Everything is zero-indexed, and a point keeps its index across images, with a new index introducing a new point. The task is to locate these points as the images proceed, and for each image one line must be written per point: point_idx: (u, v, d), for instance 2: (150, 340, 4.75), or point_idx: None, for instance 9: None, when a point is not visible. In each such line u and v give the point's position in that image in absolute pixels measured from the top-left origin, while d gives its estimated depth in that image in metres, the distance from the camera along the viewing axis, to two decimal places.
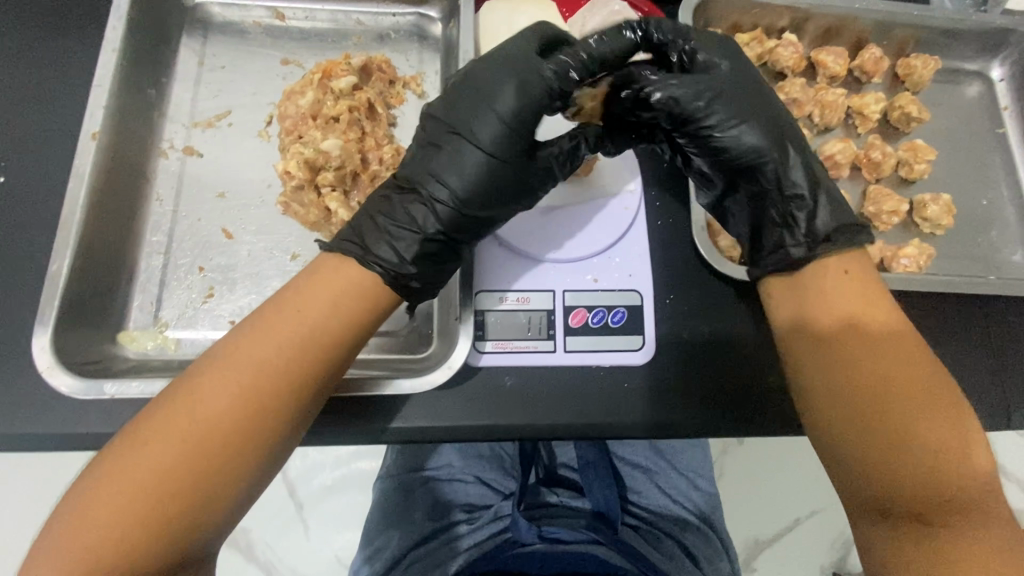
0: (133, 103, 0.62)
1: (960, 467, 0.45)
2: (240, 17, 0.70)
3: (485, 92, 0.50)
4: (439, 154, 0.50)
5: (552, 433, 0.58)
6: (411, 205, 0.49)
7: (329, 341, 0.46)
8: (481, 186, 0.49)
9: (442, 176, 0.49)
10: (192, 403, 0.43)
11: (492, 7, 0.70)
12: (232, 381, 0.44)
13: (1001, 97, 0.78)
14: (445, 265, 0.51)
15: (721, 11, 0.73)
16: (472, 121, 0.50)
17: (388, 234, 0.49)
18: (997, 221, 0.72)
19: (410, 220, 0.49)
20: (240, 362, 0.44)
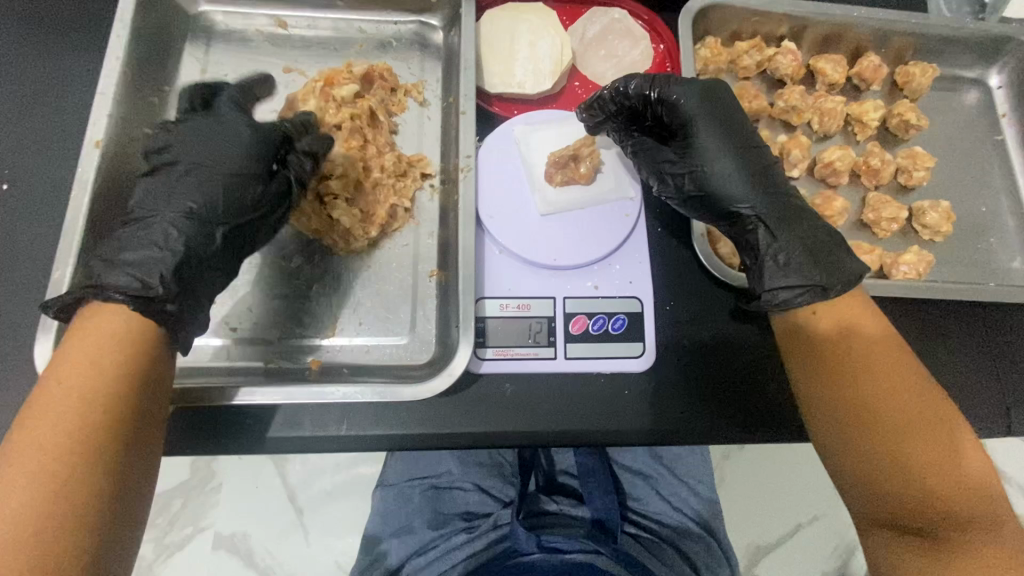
0: (136, 110, 0.63)
1: (960, 476, 0.46)
2: (243, 25, 0.71)
3: (206, 119, 0.55)
4: (169, 177, 0.51)
5: (553, 440, 0.58)
6: (150, 229, 0.49)
7: (105, 373, 0.43)
8: (219, 199, 0.51)
9: (175, 196, 0.50)
10: (75, 428, 0.40)
11: (494, 16, 0.70)
12: (71, 421, 0.40)
13: (1000, 104, 0.79)
14: (199, 285, 0.50)
15: (720, 19, 0.73)
16: (194, 142, 0.53)
17: (128, 260, 0.47)
18: (996, 228, 0.73)
19: (152, 242, 0.48)
20: (51, 407, 0.41)
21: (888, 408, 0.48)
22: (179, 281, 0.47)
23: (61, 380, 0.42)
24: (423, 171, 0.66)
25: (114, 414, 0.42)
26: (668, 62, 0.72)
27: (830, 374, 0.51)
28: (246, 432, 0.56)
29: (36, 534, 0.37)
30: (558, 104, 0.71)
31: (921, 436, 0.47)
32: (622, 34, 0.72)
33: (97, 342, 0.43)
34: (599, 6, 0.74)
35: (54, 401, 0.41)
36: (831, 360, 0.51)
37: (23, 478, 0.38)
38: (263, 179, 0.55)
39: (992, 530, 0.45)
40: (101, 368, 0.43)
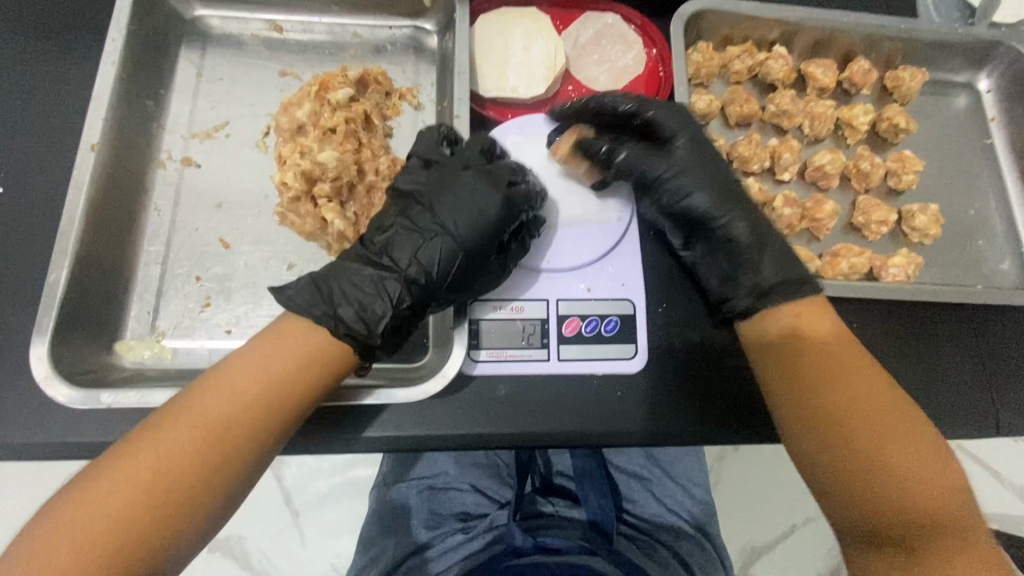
0: (132, 114, 0.63)
1: (930, 481, 0.46)
2: (239, 29, 0.71)
3: (474, 192, 0.53)
4: (419, 239, 0.52)
5: (547, 441, 0.59)
6: (387, 279, 0.51)
7: (285, 379, 0.47)
8: (453, 271, 0.52)
9: (417, 257, 0.51)
10: (226, 418, 0.45)
11: (488, 20, 0.71)
12: (237, 408, 0.45)
13: (988, 108, 0.80)
14: (405, 332, 0.53)
15: (712, 24, 0.74)
16: (453, 215, 0.53)
17: (356, 298, 0.50)
18: (985, 231, 0.74)
19: (384, 293, 0.50)
20: (231, 388, 0.46)
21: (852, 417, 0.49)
22: (387, 334, 0.51)
23: (246, 367, 0.47)
24: None
25: (268, 417, 0.46)
26: (660, 66, 0.73)
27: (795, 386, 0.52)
28: None
29: (160, 495, 0.42)
30: (551, 107, 0.71)
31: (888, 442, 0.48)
32: (615, 39, 0.73)
33: (285, 347, 0.48)
34: (591, 11, 0.74)
35: (232, 381, 0.46)
36: (792, 370, 0.52)
37: (175, 441, 0.44)
38: (497, 254, 0.55)
39: (956, 530, 0.45)
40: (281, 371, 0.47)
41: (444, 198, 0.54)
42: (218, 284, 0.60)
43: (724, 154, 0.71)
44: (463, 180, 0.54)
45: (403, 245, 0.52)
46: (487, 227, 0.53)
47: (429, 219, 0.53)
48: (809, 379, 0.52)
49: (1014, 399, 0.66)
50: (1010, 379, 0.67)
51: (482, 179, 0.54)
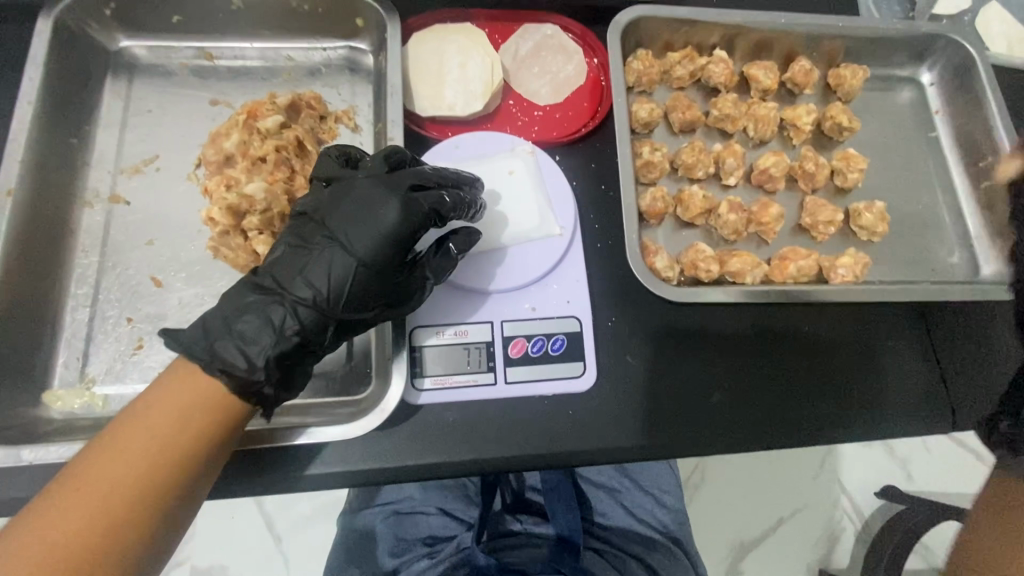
0: (54, 154, 0.61)
1: None
2: (167, 59, 0.69)
3: (363, 204, 0.52)
4: (310, 259, 0.50)
5: (497, 466, 0.57)
6: (271, 306, 0.48)
7: (192, 427, 0.45)
8: (349, 292, 0.50)
9: (308, 279, 0.49)
10: (129, 461, 0.42)
11: (421, 38, 0.69)
12: (139, 468, 0.42)
13: (932, 101, 0.80)
14: (303, 366, 0.50)
15: (652, 31, 0.74)
16: (346, 230, 0.51)
17: (240, 331, 0.47)
18: (933, 225, 0.74)
19: (268, 321, 0.48)
20: (125, 453, 0.42)
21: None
22: (279, 366, 0.48)
23: (143, 427, 0.43)
24: None
25: (175, 473, 0.44)
26: (602, 76, 0.72)
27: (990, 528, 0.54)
28: None
29: (73, 557, 0.39)
30: (492, 124, 0.70)
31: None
32: (555, 50, 0.72)
33: (182, 393, 0.45)
34: (528, 23, 0.73)
35: (125, 437, 0.43)
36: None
37: (70, 519, 0.40)
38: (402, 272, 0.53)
39: None
40: (186, 422, 0.44)
41: (338, 220, 0.51)
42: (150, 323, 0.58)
43: (669, 161, 0.71)
44: (357, 193, 0.52)
45: (287, 273, 0.50)
46: (377, 241, 0.51)
47: (316, 242, 0.51)
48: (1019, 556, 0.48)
49: (969, 391, 0.66)
50: (965, 373, 0.67)
51: (378, 193, 0.52)
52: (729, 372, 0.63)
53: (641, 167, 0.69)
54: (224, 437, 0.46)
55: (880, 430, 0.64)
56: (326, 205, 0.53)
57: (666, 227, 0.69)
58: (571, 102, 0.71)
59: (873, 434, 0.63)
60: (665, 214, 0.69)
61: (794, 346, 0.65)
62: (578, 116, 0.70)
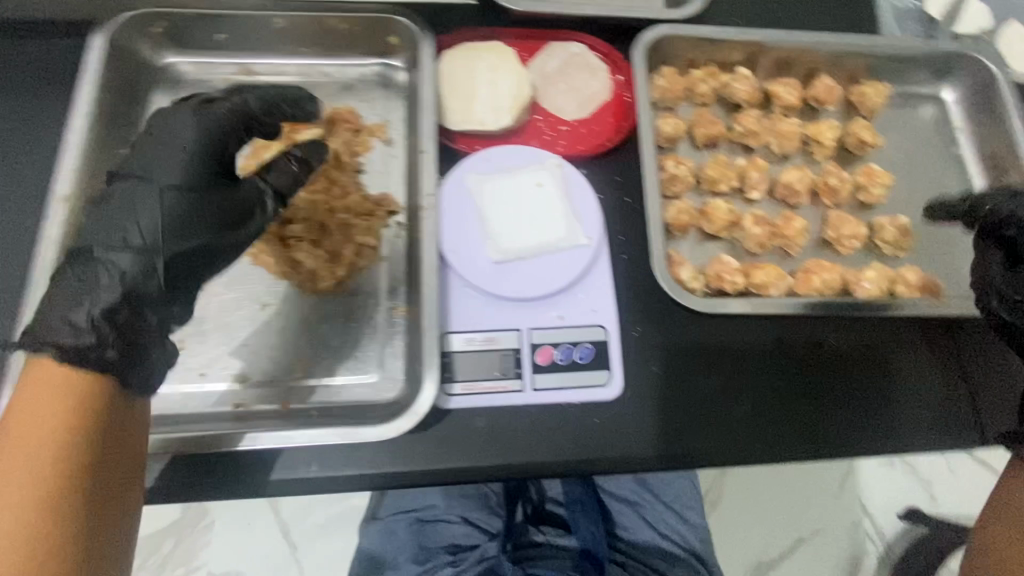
0: (104, 163, 0.64)
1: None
2: (210, 74, 0.73)
3: (162, 150, 0.51)
4: (129, 207, 0.48)
5: (524, 471, 0.58)
6: (99, 259, 0.46)
7: (62, 438, 0.41)
8: (168, 225, 0.49)
9: (134, 222, 0.47)
10: (2, 483, 0.39)
11: (453, 55, 0.72)
12: (15, 489, 0.39)
13: (956, 117, 0.81)
14: (147, 319, 0.47)
15: (676, 49, 0.76)
16: (156, 168, 0.50)
17: (80, 287, 0.45)
18: (959, 239, 0.74)
19: (109, 272, 0.46)
20: (3, 488, 0.39)
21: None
22: (116, 318, 0.45)
23: (6, 451, 0.40)
24: (389, 210, 0.67)
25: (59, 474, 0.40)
26: (626, 92, 0.74)
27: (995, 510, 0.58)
28: (209, 478, 0.55)
29: None
30: (520, 138, 0.72)
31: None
32: (580, 67, 0.74)
33: (38, 406, 0.41)
34: (555, 40, 0.75)
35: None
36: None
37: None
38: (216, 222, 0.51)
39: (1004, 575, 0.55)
40: (54, 434, 0.41)
41: (146, 164, 0.51)
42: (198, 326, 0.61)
43: (693, 175, 0.72)
44: (167, 136, 0.51)
45: (101, 226, 0.48)
46: (174, 186, 0.50)
47: (119, 194, 0.49)
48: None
49: (998, 407, 0.65)
50: (994, 387, 0.66)
51: (184, 126, 0.52)
52: (753, 383, 0.63)
53: (666, 180, 0.71)
54: (95, 418, 0.43)
55: (907, 443, 0.63)
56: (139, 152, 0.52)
57: (691, 239, 0.70)
58: (597, 117, 0.73)
59: (900, 448, 0.63)
60: (690, 227, 0.70)
61: (819, 357, 0.65)
62: (603, 131, 0.72)
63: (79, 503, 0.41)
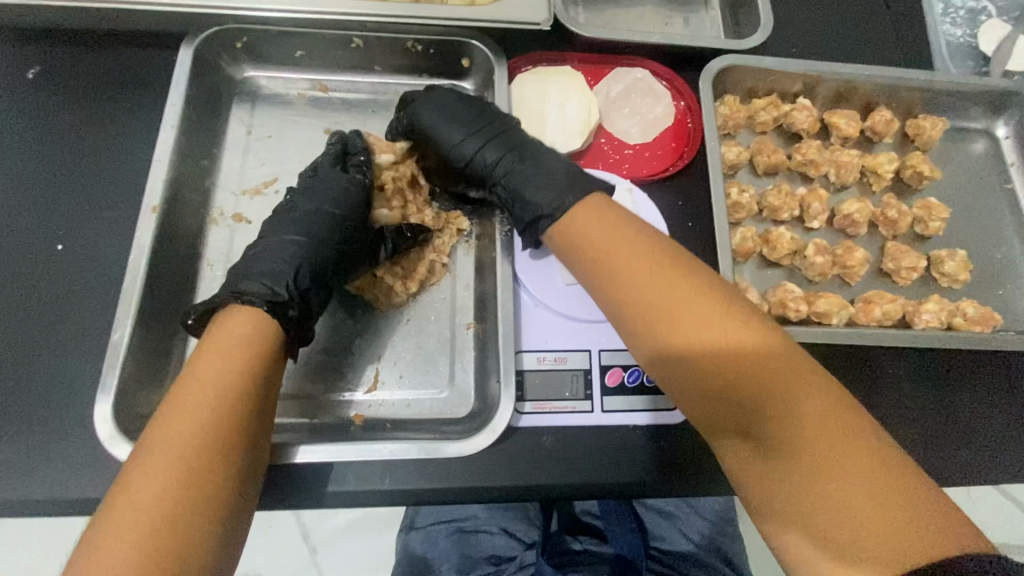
0: (188, 173, 0.66)
1: (835, 471, 0.40)
2: (285, 88, 0.75)
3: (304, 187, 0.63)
4: (308, 218, 0.60)
5: (591, 491, 0.59)
6: (287, 254, 0.56)
7: (243, 364, 0.46)
8: (327, 233, 0.59)
9: (301, 232, 0.59)
10: (194, 402, 0.43)
11: (524, 78, 0.74)
12: (214, 409, 0.43)
13: (1007, 153, 0.82)
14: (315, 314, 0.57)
15: (739, 78, 0.77)
16: (339, 186, 0.62)
17: (262, 275, 0.54)
18: (1011, 274, 0.75)
19: (290, 267, 0.55)
20: (184, 410, 0.43)
21: (646, 305, 0.47)
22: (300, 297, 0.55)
23: (199, 380, 0.44)
24: (459, 227, 0.68)
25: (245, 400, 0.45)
26: (688, 119, 0.75)
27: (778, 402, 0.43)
28: (288, 486, 0.56)
29: (184, 493, 0.40)
30: (586, 160, 0.73)
31: (700, 317, 0.45)
32: (644, 92, 0.76)
33: (227, 344, 0.47)
34: (621, 66, 0.77)
35: (191, 390, 0.44)
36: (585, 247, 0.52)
37: (163, 476, 0.40)
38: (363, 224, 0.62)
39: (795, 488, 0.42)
40: (235, 365, 0.46)
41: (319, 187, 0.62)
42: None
43: (755, 203, 0.74)
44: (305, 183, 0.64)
45: (271, 237, 0.58)
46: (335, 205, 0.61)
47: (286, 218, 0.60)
48: (578, 240, 0.53)
49: None
50: None
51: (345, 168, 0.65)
52: None
53: (730, 207, 0.72)
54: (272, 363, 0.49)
55: (963, 477, 0.64)
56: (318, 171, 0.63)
57: (750, 265, 0.72)
58: (660, 142, 0.75)
59: (957, 482, 0.64)
60: (752, 253, 0.71)
61: (881, 388, 0.66)
62: (667, 156, 0.74)
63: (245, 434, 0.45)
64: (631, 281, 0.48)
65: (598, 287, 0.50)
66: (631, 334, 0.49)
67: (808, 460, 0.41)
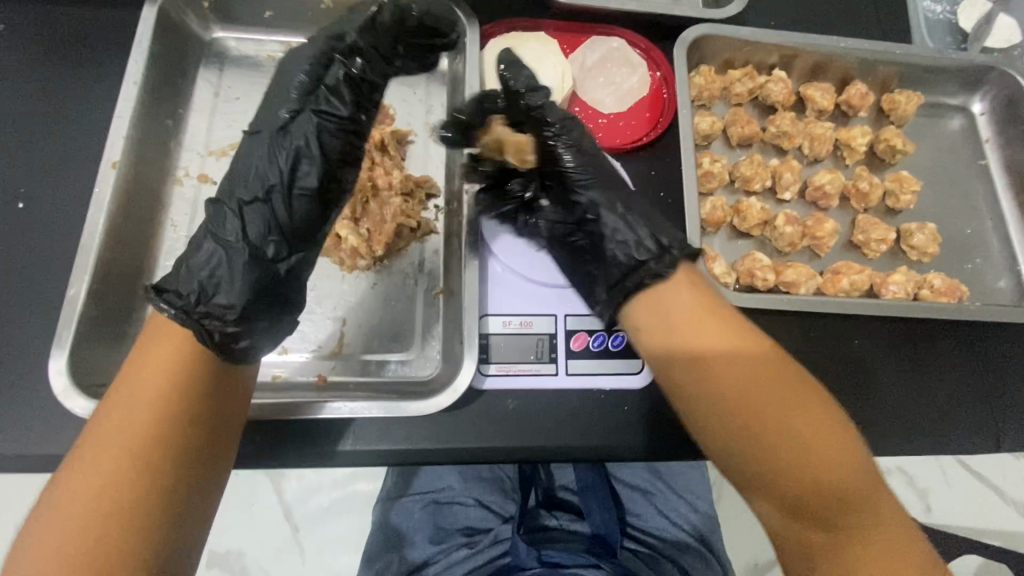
0: (152, 132, 0.65)
1: (878, 527, 0.47)
2: (255, 51, 0.74)
3: (276, 95, 0.55)
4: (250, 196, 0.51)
5: (553, 453, 0.59)
6: (225, 250, 0.49)
7: (187, 384, 0.44)
8: (263, 218, 0.51)
9: (241, 218, 0.50)
10: (126, 417, 0.42)
11: (497, 45, 0.73)
12: (144, 427, 0.42)
13: (982, 130, 0.82)
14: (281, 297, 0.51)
15: (714, 48, 0.77)
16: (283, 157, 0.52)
17: (199, 269, 0.48)
18: (981, 249, 0.76)
19: (227, 262, 0.48)
20: (107, 448, 0.42)
21: (737, 373, 0.49)
22: (253, 298, 0.48)
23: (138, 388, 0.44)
24: (428, 193, 0.68)
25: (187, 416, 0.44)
26: (664, 88, 0.75)
27: (820, 447, 0.47)
28: (246, 445, 0.56)
29: (115, 509, 0.40)
30: None
31: (726, 355, 0.49)
32: (620, 63, 0.75)
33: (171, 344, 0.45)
34: (597, 35, 0.76)
35: (131, 400, 0.43)
36: (666, 331, 0.51)
37: (83, 495, 0.40)
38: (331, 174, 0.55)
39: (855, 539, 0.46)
40: (176, 383, 0.44)
41: (273, 145, 0.53)
42: (352, 287, 0.65)
43: (727, 173, 0.73)
44: (276, 91, 0.55)
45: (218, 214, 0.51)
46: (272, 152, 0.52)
47: (256, 142, 0.53)
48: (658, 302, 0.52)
49: (1014, 413, 0.67)
50: (1011, 394, 0.67)
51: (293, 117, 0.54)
52: None
53: (701, 176, 0.72)
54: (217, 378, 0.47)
55: (926, 446, 0.64)
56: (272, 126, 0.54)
57: (721, 235, 0.72)
58: (634, 112, 0.74)
59: (921, 452, 0.64)
60: (723, 223, 0.72)
61: (846, 357, 0.66)
62: (641, 126, 0.73)
63: (187, 463, 0.44)
64: (699, 334, 0.50)
65: (652, 332, 0.52)
66: (673, 372, 0.51)
67: (849, 520, 0.47)
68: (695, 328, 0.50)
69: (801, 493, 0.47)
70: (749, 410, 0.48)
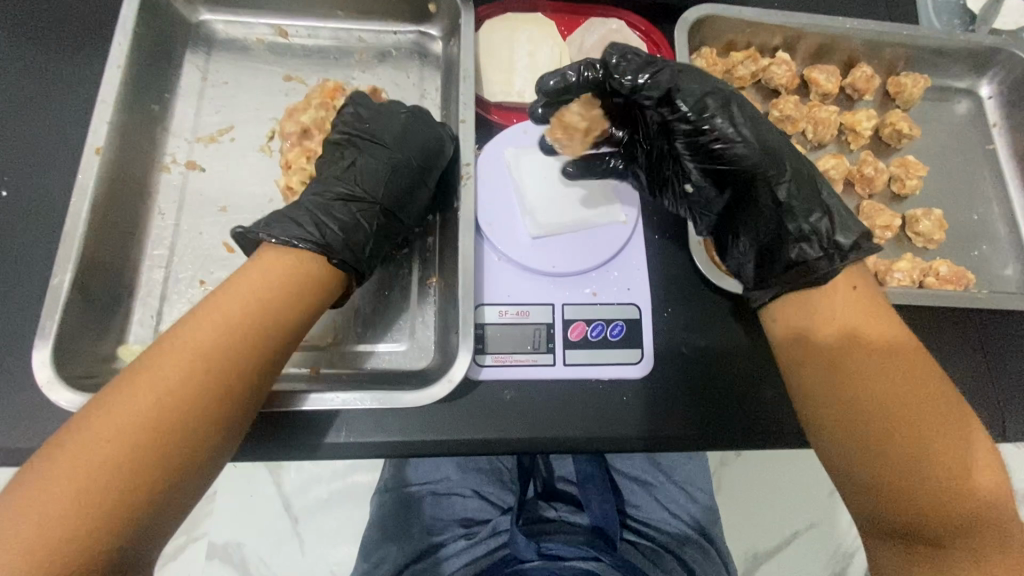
0: (138, 118, 0.63)
1: (990, 530, 0.44)
2: (244, 34, 0.72)
3: (404, 129, 0.61)
4: (341, 197, 0.57)
5: (549, 446, 0.58)
6: (329, 224, 0.54)
7: (226, 344, 0.46)
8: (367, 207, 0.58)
9: (336, 208, 0.56)
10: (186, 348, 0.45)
11: (492, 27, 0.70)
12: (200, 362, 0.44)
13: (990, 114, 0.80)
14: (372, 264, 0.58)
15: (716, 30, 0.75)
16: (363, 170, 0.60)
17: (319, 232, 0.54)
18: (988, 236, 0.74)
19: (333, 231, 0.54)
20: (167, 372, 0.43)
21: (869, 359, 0.51)
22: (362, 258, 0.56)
23: (212, 321, 0.46)
24: None
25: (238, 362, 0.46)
26: None
27: (935, 443, 0.47)
28: None
29: (148, 437, 0.41)
30: None
31: (866, 345, 0.52)
32: (619, 44, 0.72)
33: (255, 284, 0.49)
34: (595, 17, 0.74)
35: (202, 327, 0.46)
36: (801, 316, 0.55)
37: (123, 417, 0.41)
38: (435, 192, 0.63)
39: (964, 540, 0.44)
40: (224, 341, 0.46)
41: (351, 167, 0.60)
42: None
43: None
44: (390, 124, 0.62)
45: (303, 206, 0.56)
46: (360, 163, 0.60)
47: (360, 147, 0.62)
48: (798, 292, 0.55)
49: (1020, 402, 0.65)
50: (1017, 383, 0.66)
51: (365, 141, 0.61)
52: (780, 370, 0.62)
53: None
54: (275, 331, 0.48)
55: None
56: (343, 152, 0.61)
57: None
58: None
59: None
60: None
61: None
62: None
63: (205, 425, 0.43)
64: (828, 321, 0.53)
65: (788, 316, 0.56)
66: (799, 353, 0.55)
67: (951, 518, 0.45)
68: (838, 315, 0.53)
69: (905, 488, 0.46)
70: (882, 391, 0.50)
